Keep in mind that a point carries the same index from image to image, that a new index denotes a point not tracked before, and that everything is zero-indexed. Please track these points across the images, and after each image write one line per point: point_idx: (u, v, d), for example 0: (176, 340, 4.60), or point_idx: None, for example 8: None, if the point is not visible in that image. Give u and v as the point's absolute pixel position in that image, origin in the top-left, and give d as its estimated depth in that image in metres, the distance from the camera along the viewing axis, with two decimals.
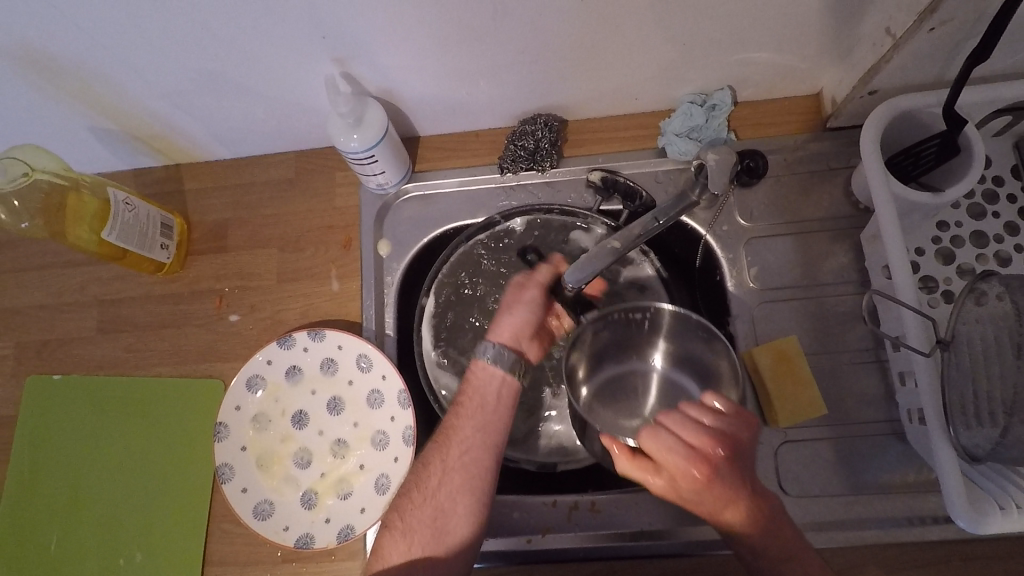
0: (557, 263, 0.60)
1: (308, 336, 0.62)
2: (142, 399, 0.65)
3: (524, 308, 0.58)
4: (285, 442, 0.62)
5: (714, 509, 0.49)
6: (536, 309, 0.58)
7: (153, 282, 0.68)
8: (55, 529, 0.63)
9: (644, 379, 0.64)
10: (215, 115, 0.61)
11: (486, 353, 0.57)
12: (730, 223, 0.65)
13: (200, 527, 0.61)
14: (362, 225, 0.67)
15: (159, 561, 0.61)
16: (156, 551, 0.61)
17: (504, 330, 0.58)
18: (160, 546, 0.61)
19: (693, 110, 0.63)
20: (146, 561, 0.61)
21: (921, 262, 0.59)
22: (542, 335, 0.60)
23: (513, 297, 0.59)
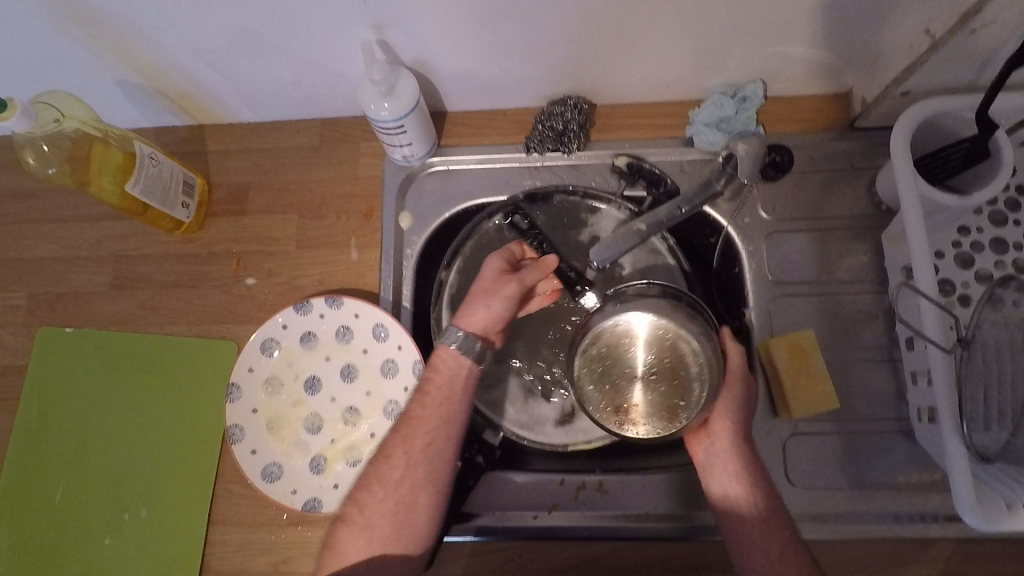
0: (548, 265, 0.57)
1: (325, 303, 0.63)
2: (154, 357, 0.65)
3: (495, 301, 0.56)
4: (296, 407, 0.62)
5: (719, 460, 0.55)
6: (510, 305, 0.57)
7: (171, 241, 0.68)
8: (61, 482, 0.63)
9: None
10: (245, 76, 0.61)
11: (451, 339, 0.56)
12: (752, 216, 0.65)
13: (207, 488, 0.62)
14: (385, 196, 0.67)
15: (165, 518, 0.61)
16: (162, 508, 0.62)
17: (474, 320, 0.56)
18: (166, 503, 0.62)
19: (724, 101, 0.62)
20: (151, 517, 0.61)
21: (940, 265, 0.60)
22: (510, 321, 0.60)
23: (488, 284, 0.57)
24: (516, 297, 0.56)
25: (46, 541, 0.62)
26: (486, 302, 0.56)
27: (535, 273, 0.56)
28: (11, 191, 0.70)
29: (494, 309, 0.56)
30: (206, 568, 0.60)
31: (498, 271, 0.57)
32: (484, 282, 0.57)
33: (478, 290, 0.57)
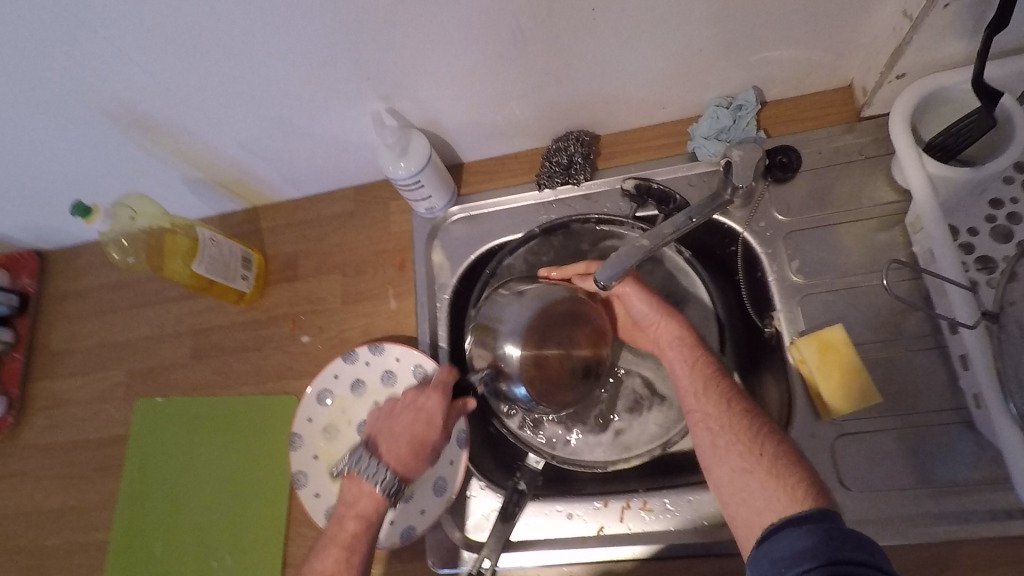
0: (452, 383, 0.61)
1: (369, 351, 0.68)
2: (229, 415, 0.73)
3: (417, 434, 0.57)
4: (352, 450, 0.67)
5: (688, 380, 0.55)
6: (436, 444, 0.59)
7: (236, 311, 0.77)
8: (159, 536, 0.71)
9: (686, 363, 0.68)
10: (283, 158, 0.70)
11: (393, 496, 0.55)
12: (767, 219, 0.65)
13: (279, 533, 0.67)
14: (415, 247, 0.73)
15: (247, 563, 0.67)
16: (243, 554, 0.67)
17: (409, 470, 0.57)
18: (246, 549, 0.67)
19: (720, 113, 0.64)
20: (235, 563, 0.67)
21: (975, 243, 0.57)
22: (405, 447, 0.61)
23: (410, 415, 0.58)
24: (437, 441, 0.58)
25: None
26: (408, 441, 0.57)
27: (452, 418, 0.60)
28: (109, 285, 0.82)
29: (412, 445, 0.57)
30: None
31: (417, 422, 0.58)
32: (402, 411, 0.59)
33: (391, 418, 0.59)
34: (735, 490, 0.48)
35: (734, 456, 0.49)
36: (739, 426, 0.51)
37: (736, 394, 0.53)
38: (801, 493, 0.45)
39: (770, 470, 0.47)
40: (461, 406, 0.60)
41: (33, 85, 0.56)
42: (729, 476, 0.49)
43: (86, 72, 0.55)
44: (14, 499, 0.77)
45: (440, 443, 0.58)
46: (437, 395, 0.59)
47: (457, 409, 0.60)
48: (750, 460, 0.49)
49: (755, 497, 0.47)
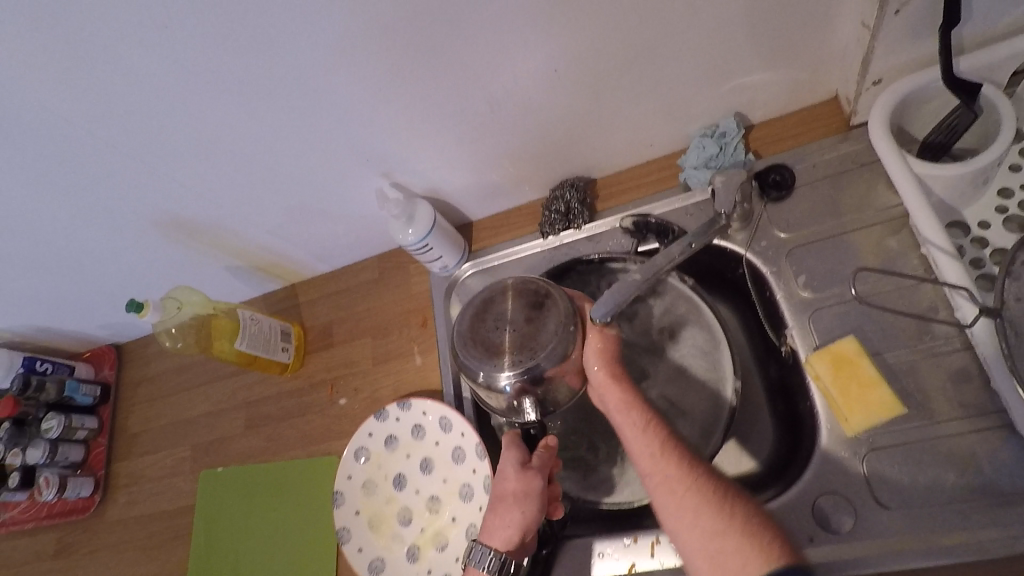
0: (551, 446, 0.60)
1: (398, 407, 0.71)
2: (281, 478, 0.78)
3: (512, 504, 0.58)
4: (390, 503, 0.70)
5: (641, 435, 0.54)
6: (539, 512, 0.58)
7: (282, 381, 0.83)
8: None
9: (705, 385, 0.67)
10: (308, 238, 0.77)
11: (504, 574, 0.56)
12: (769, 238, 0.65)
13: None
14: (434, 304, 0.77)
15: None
16: None
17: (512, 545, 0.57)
18: None
19: (705, 143, 0.66)
20: None
21: (988, 236, 0.55)
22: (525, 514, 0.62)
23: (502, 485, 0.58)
24: (534, 498, 0.58)
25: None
26: (502, 516, 0.58)
27: (540, 464, 0.59)
28: (175, 368, 0.91)
29: (511, 516, 0.57)
30: None
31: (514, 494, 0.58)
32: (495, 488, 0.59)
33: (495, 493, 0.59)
34: (705, 555, 0.48)
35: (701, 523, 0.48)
36: (702, 489, 0.50)
37: (687, 458, 0.52)
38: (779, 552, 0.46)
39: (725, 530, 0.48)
40: (543, 454, 0.60)
41: (90, 204, 0.66)
42: (702, 548, 0.48)
43: (130, 186, 0.64)
44: (103, 571, 0.84)
45: (538, 494, 0.58)
46: (516, 456, 0.59)
47: (546, 455, 0.60)
48: (721, 531, 0.48)
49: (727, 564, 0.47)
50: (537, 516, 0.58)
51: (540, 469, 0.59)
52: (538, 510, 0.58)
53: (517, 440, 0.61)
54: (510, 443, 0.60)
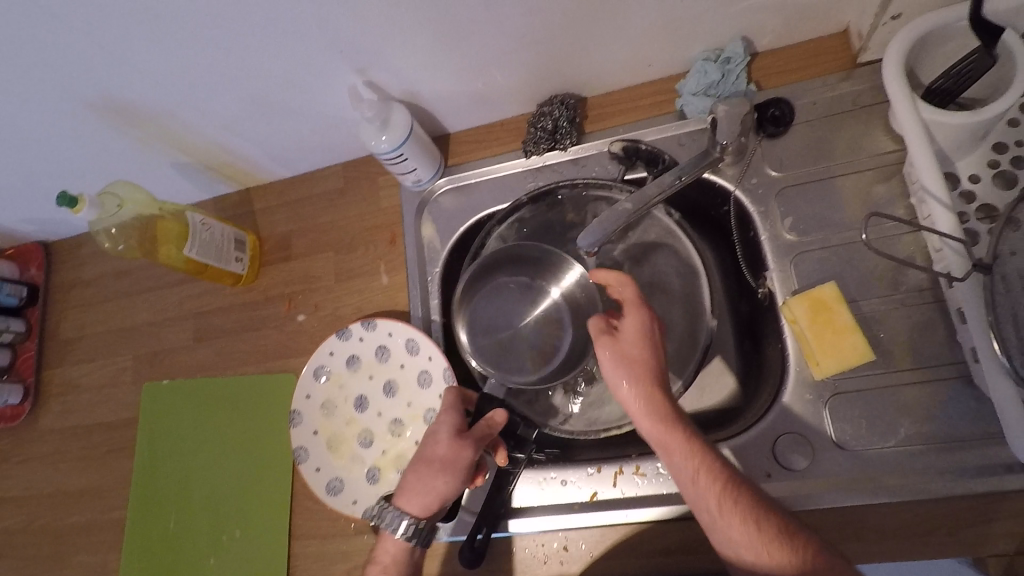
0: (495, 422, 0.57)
1: (362, 326, 0.68)
2: (233, 394, 0.74)
3: (433, 466, 0.55)
4: (350, 425, 0.68)
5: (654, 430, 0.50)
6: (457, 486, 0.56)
7: (234, 292, 0.77)
8: (173, 510, 0.73)
9: (684, 320, 0.65)
10: (268, 139, 0.70)
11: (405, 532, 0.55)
12: (759, 175, 0.63)
13: (284, 506, 0.69)
14: (403, 222, 0.72)
15: (254, 535, 0.69)
16: (251, 527, 0.69)
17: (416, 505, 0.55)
18: (253, 521, 0.70)
19: (707, 67, 0.62)
20: (244, 535, 0.70)
21: (977, 190, 0.54)
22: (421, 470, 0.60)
23: (419, 447, 0.57)
24: (450, 468, 0.55)
25: (167, 562, 0.72)
26: (413, 477, 0.56)
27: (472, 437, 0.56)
28: (113, 271, 0.83)
29: (418, 476, 0.56)
30: None
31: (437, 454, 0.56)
32: (414, 451, 0.59)
33: (411, 456, 0.60)
34: (734, 552, 0.45)
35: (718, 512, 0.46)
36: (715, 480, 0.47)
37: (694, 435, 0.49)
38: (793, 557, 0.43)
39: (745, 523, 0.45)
40: (481, 426, 0.57)
41: (7, 78, 0.56)
42: (729, 541, 0.45)
43: (56, 60, 0.55)
44: (37, 479, 0.80)
45: (459, 465, 0.55)
46: (439, 423, 0.57)
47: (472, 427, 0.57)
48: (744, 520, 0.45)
49: (756, 561, 0.44)
50: (453, 484, 0.55)
51: (460, 440, 0.56)
52: (456, 482, 0.56)
53: (447, 405, 0.59)
54: (452, 398, 0.59)
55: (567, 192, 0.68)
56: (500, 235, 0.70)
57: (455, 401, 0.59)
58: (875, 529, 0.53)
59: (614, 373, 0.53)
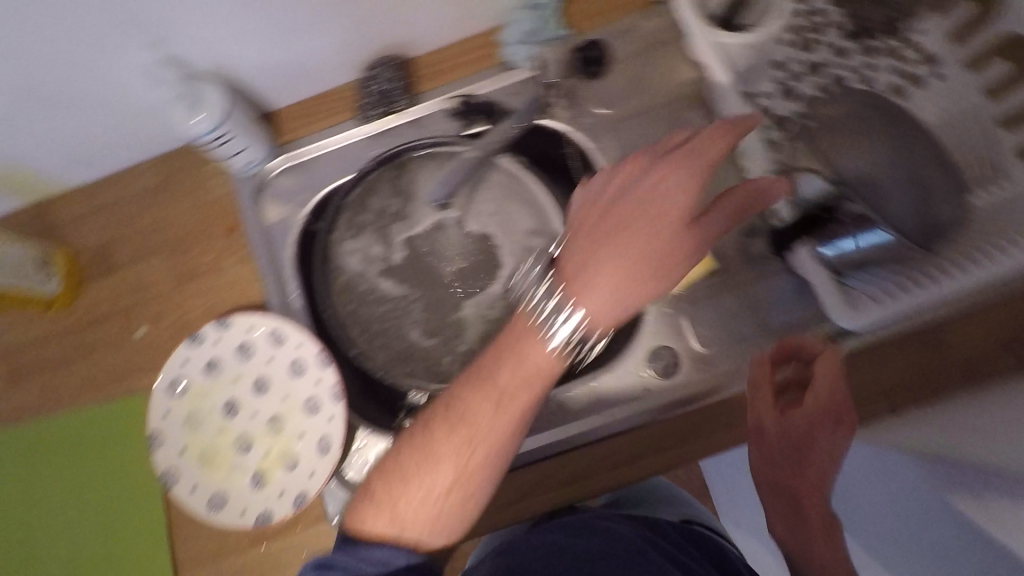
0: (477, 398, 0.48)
1: (216, 328, 0.63)
2: (31, 471, 0.65)
3: (441, 455, 0.48)
4: (222, 434, 0.62)
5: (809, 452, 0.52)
6: (444, 454, 0.48)
7: (51, 321, 0.67)
8: None
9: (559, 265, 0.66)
10: (57, 138, 0.61)
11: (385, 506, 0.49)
12: (591, 115, 0.66)
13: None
14: (242, 209, 0.67)
15: None
16: None
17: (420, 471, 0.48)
18: None
19: (524, 14, 0.63)
20: None
21: (769, 104, 0.60)
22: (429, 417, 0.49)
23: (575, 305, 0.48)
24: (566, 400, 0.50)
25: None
26: (462, 409, 0.48)
27: (727, 205, 0.50)
28: None
29: (427, 449, 0.48)
30: None
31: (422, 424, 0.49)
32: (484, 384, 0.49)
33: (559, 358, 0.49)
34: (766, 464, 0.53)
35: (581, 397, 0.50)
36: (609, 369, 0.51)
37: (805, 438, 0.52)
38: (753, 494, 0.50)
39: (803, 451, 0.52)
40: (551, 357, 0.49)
41: None
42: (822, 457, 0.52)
43: None
44: None
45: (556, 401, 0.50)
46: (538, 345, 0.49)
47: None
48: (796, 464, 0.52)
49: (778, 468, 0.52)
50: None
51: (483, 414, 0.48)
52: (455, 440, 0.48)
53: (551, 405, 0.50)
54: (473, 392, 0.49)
55: (411, 154, 0.67)
56: (352, 207, 0.68)
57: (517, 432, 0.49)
58: (728, 414, 0.60)
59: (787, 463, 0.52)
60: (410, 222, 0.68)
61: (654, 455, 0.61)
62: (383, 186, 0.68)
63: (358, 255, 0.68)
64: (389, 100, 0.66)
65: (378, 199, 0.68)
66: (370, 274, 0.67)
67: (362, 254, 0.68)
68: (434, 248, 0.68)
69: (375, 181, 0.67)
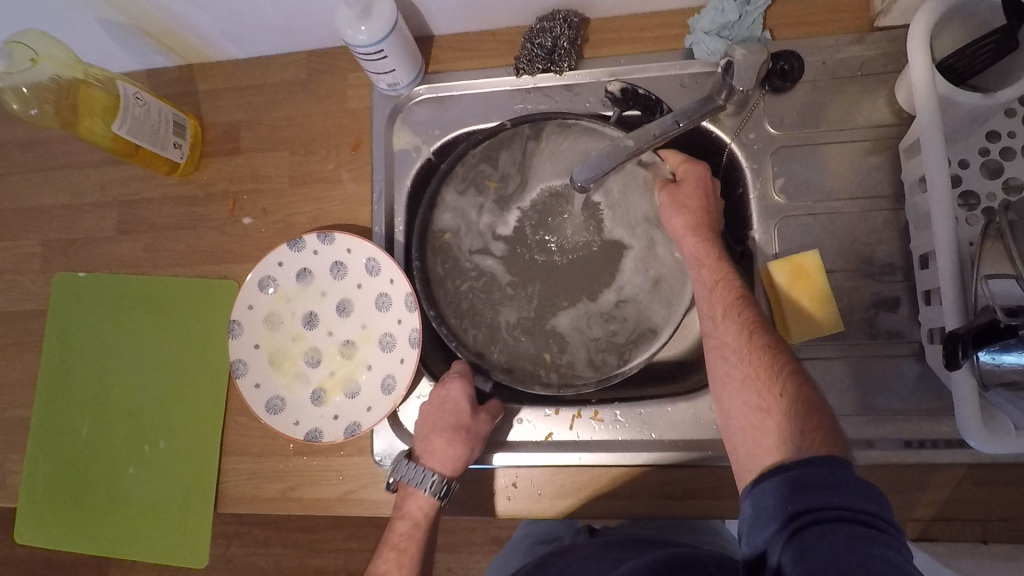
0: (490, 411, 0.59)
1: (318, 239, 0.62)
2: (120, 321, 0.68)
3: (439, 434, 0.57)
4: (296, 342, 0.63)
5: (767, 406, 0.45)
6: (449, 444, 0.56)
7: (170, 184, 0.69)
8: (60, 452, 0.67)
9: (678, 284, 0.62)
10: (222, 10, 0.60)
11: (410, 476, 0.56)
12: (757, 131, 0.61)
13: (176, 449, 0.65)
14: (372, 128, 0.66)
15: (150, 478, 0.65)
16: (147, 469, 0.65)
17: (433, 459, 0.56)
18: (148, 464, 0.65)
19: (725, 6, 0.58)
20: (138, 475, 0.65)
21: (963, 175, 0.54)
22: (434, 446, 0.56)
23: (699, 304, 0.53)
24: (763, 386, 0.46)
25: (89, 477, 0.66)
26: (437, 402, 0.59)
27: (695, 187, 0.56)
28: (20, 141, 0.72)
29: (431, 442, 0.57)
30: (224, 494, 0.63)
31: (427, 411, 0.59)
32: (454, 399, 0.58)
33: (726, 347, 0.49)
34: (746, 422, 0.46)
35: (776, 425, 0.44)
36: (774, 371, 0.46)
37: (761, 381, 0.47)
38: (816, 430, 0.43)
39: (766, 415, 0.45)
40: (494, 405, 0.60)
41: None
42: (751, 429, 0.46)
43: None
44: None
45: (749, 376, 0.47)
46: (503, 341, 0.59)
47: (794, 414, 0.44)
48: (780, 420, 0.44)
49: (767, 427, 0.44)
50: (756, 469, 0.44)
51: (469, 432, 0.56)
52: (449, 437, 0.56)
53: (762, 406, 0.46)
54: (453, 392, 0.59)
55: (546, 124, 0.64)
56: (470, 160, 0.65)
57: (486, 429, 0.57)
58: None
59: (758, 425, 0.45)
60: (515, 200, 0.67)
61: (710, 502, 0.57)
62: (502, 150, 0.65)
63: (462, 213, 0.66)
64: (553, 60, 0.62)
65: (499, 163, 0.66)
66: (468, 244, 0.66)
67: (463, 218, 0.66)
68: (539, 234, 0.66)
69: (504, 141, 0.65)
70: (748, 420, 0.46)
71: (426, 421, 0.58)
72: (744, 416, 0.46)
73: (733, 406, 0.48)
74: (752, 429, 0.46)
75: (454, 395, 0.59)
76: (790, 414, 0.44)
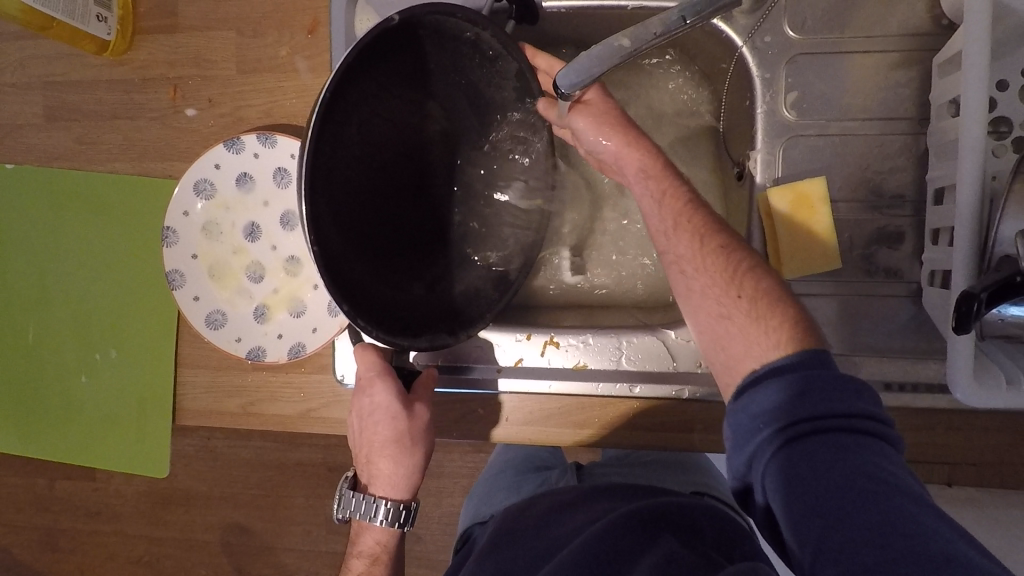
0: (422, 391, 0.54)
1: (258, 141, 0.57)
2: (57, 222, 0.62)
3: (381, 451, 0.54)
4: (237, 254, 0.59)
5: (729, 315, 0.43)
6: (396, 460, 0.54)
7: (100, 65, 0.60)
8: (7, 357, 0.64)
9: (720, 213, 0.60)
10: None
11: (364, 504, 0.56)
12: (774, 33, 0.53)
13: (128, 361, 0.62)
14: (329, 6, 0.56)
15: (104, 388, 0.63)
16: (100, 378, 0.62)
17: (383, 476, 0.55)
18: (101, 373, 0.62)
19: None
20: (91, 385, 0.63)
21: (999, 99, 0.48)
22: (382, 464, 0.55)
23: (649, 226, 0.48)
24: (724, 291, 0.43)
25: (40, 382, 0.63)
26: (366, 418, 0.54)
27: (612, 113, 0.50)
28: None
29: (376, 461, 0.55)
30: (179, 407, 0.60)
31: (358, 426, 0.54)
32: (383, 412, 0.53)
33: (682, 260, 0.45)
34: (711, 333, 0.44)
35: (743, 332, 0.42)
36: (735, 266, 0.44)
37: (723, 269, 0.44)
38: (777, 328, 0.40)
39: (730, 321, 0.43)
40: (423, 383, 0.54)
41: None
42: (719, 343, 0.43)
43: None
44: None
45: (710, 284, 0.44)
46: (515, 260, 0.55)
47: (757, 313, 0.42)
48: (744, 328, 0.42)
49: (734, 341, 0.42)
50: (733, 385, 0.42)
51: (411, 441, 0.54)
52: (394, 450, 0.54)
53: (724, 313, 0.43)
54: (377, 403, 0.53)
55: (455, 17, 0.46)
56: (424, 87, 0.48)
57: (426, 416, 0.54)
58: None
59: (716, 331, 0.43)
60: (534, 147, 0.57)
61: (679, 435, 0.56)
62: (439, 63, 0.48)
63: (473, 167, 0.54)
64: None
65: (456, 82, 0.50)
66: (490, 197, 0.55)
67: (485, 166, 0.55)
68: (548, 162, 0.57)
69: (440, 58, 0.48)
70: (711, 332, 0.44)
71: (361, 435, 0.54)
72: (709, 328, 0.44)
73: (698, 320, 0.45)
74: (717, 340, 0.43)
75: (378, 403, 0.53)
76: (752, 306, 0.42)
